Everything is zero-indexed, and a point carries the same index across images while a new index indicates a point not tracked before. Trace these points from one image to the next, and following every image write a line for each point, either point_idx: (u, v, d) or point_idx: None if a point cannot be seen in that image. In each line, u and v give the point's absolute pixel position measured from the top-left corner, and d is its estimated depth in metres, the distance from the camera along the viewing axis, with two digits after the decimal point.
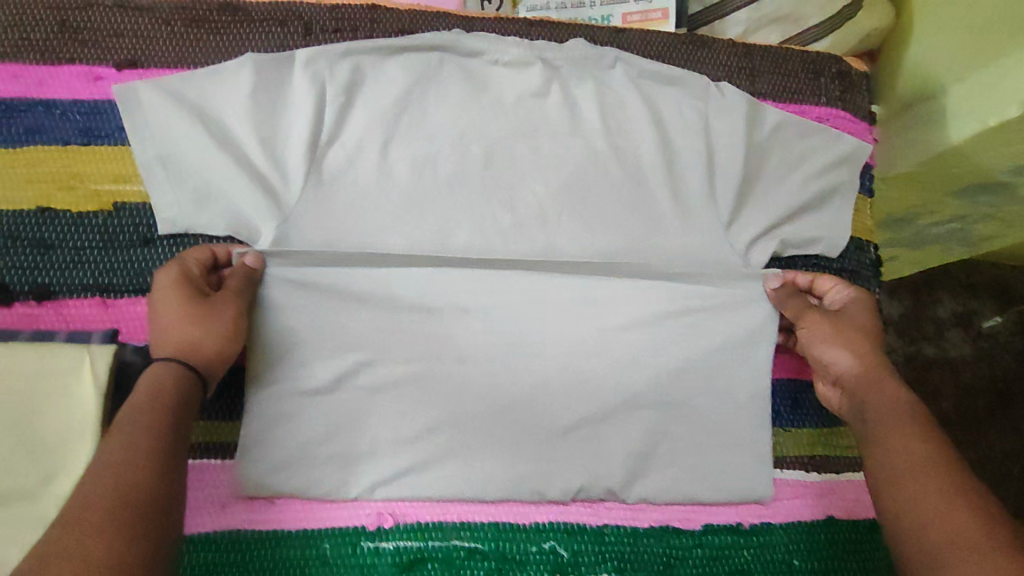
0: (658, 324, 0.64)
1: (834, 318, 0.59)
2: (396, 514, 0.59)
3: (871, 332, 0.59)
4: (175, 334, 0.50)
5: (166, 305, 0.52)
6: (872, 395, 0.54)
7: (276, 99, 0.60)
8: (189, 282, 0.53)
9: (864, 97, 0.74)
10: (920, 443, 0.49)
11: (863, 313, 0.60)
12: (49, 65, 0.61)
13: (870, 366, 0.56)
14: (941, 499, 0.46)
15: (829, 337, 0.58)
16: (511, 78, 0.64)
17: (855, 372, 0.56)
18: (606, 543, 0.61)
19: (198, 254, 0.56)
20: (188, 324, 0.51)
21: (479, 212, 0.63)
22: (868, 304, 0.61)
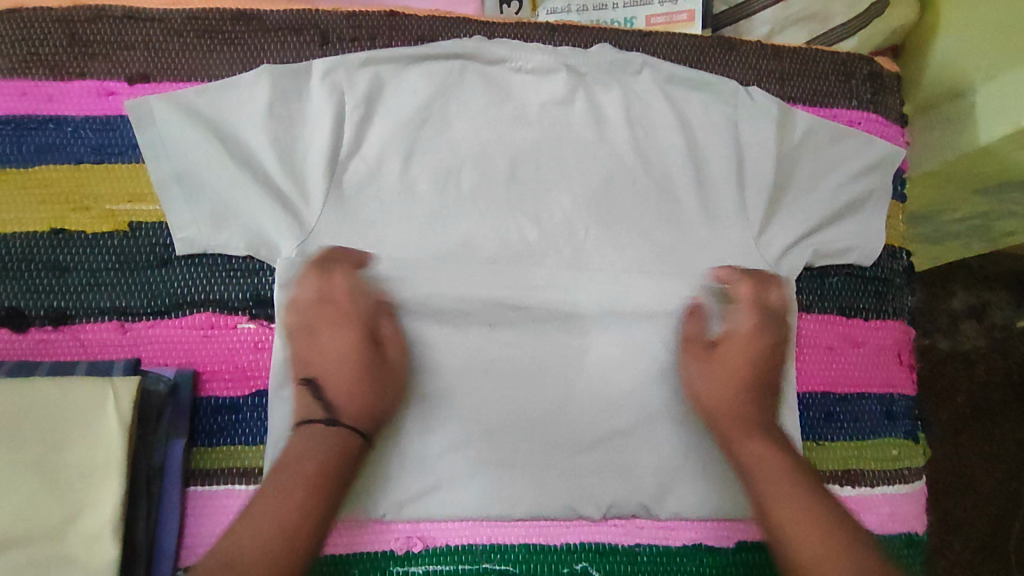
0: (691, 338, 0.61)
1: (710, 356, 0.60)
2: (425, 538, 0.57)
3: (740, 365, 0.59)
4: (359, 398, 0.54)
5: (345, 363, 0.55)
6: (742, 443, 0.56)
7: (294, 112, 0.58)
8: (360, 335, 0.56)
9: (896, 99, 0.72)
10: (790, 491, 0.52)
11: (741, 343, 0.60)
12: (59, 80, 0.59)
13: (740, 410, 0.58)
14: (810, 549, 0.48)
15: (703, 379, 0.59)
16: (534, 85, 0.63)
17: (727, 416, 0.58)
18: (638, 563, 0.59)
19: (353, 283, 0.57)
20: (370, 391, 0.55)
21: (504, 225, 0.60)
22: (751, 339, 0.60)
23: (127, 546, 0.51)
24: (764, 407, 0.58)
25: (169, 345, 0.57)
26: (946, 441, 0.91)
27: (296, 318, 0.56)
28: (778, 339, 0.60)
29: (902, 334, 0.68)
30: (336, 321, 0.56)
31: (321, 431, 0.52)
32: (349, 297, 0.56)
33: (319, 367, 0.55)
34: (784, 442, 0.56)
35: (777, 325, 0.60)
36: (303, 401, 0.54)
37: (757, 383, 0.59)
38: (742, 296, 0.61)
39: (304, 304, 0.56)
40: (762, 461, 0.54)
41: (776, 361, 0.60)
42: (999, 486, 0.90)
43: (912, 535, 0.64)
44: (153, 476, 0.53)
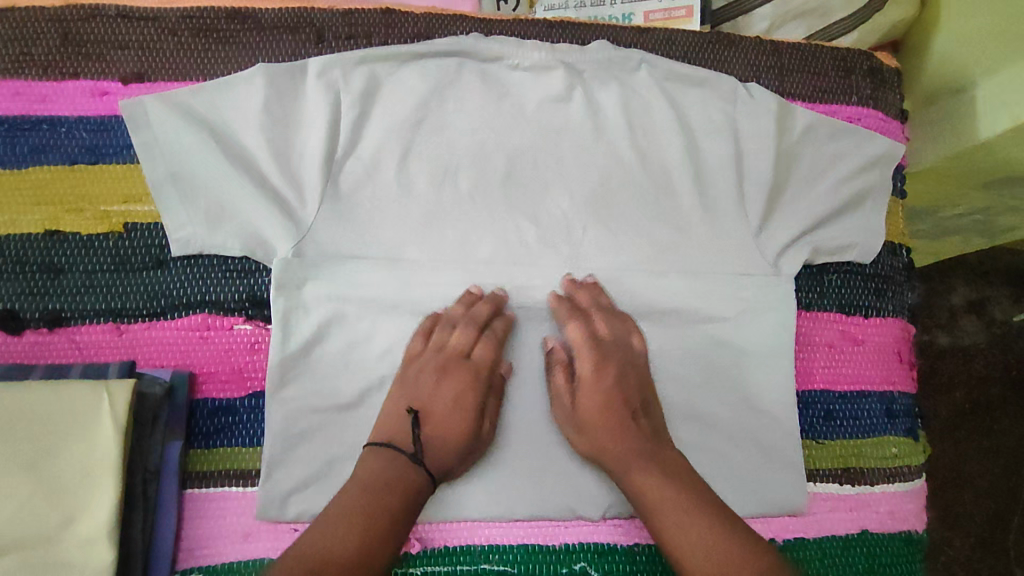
0: (557, 385, 0.58)
1: (573, 404, 0.57)
2: (424, 539, 0.57)
3: (607, 400, 0.56)
4: (447, 450, 0.54)
5: (457, 415, 0.55)
6: (629, 473, 0.53)
7: (290, 112, 0.58)
8: (484, 401, 0.57)
9: (896, 95, 0.71)
10: (682, 514, 0.50)
11: (595, 387, 0.56)
12: (53, 80, 0.59)
13: (623, 444, 0.54)
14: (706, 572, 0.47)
15: (575, 428, 0.56)
16: (532, 83, 0.62)
17: (611, 449, 0.54)
18: (637, 562, 0.59)
19: (494, 345, 0.58)
20: (461, 449, 0.55)
21: (502, 224, 0.60)
22: (592, 380, 0.56)
23: (124, 550, 0.51)
24: (642, 432, 0.55)
25: (165, 347, 0.57)
26: (946, 437, 0.91)
27: (421, 357, 0.57)
28: (627, 364, 0.57)
29: (903, 331, 0.68)
30: (469, 378, 0.56)
31: (407, 466, 0.52)
32: (491, 362, 0.57)
33: (430, 405, 0.55)
34: (668, 461, 0.54)
35: (614, 351, 0.57)
36: (399, 425, 0.54)
37: (623, 414, 0.55)
38: (576, 338, 0.57)
39: (432, 348, 0.57)
40: (653, 488, 0.52)
41: (635, 383, 0.57)
42: (999, 482, 0.90)
43: (912, 534, 0.64)
44: (149, 479, 0.53)
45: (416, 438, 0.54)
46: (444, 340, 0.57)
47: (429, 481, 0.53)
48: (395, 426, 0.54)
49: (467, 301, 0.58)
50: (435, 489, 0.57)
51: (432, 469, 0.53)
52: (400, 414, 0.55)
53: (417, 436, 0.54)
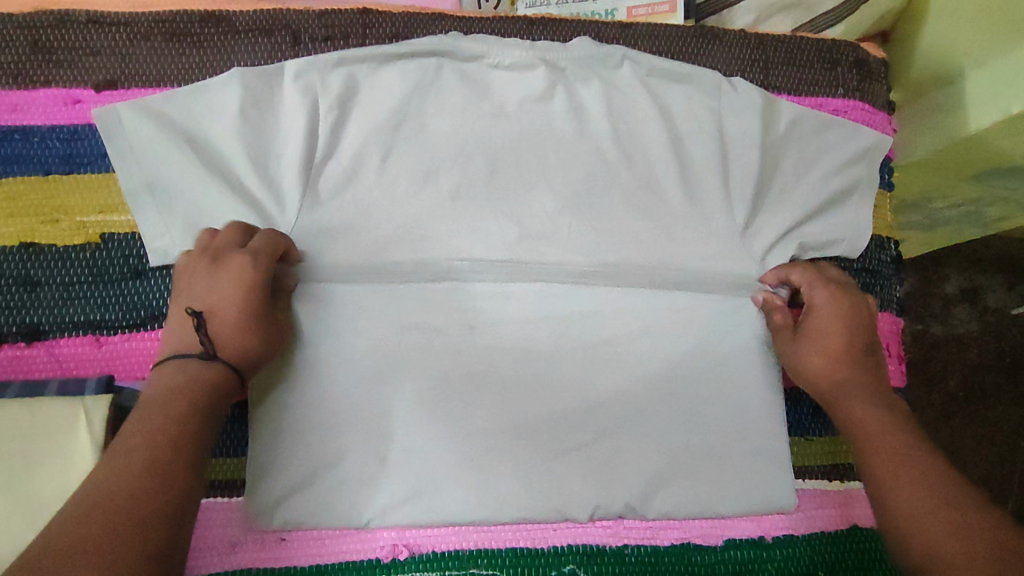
0: (781, 326, 0.59)
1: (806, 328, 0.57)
2: (411, 545, 0.57)
3: (850, 332, 0.56)
4: (240, 339, 0.49)
5: (235, 301, 0.49)
6: (848, 407, 0.53)
7: (267, 115, 0.57)
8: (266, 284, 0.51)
9: (882, 87, 0.70)
10: (898, 447, 0.49)
11: (836, 314, 0.57)
12: (24, 89, 0.58)
13: (846, 376, 0.55)
14: (919, 505, 0.46)
15: (798, 359, 0.57)
16: (511, 82, 0.61)
17: (844, 384, 0.54)
18: (626, 563, 0.59)
19: (268, 236, 0.52)
20: (256, 338, 0.49)
21: (485, 225, 0.60)
22: (833, 314, 0.57)
23: None
24: (865, 369, 0.55)
25: (142, 358, 0.56)
26: (941, 426, 0.91)
27: (185, 266, 0.51)
28: (863, 310, 0.58)
29: (892, 325, 0.68)
30: (237, 263, 0.50)
31: (198, 368, 0.47)
32: (264, 248, 0.51)
33: (208, 305, 0.48)
34: (893, 408, 0.53)
35: (854, 292, 0.58)
36: (186, 334, 0.48)
37: (855, 350, 0.56)
38: (798, 280, 0.59)
39: (198, 251, 0.51)
40: (866, 423, 0.52)
41: (865, 325, 0.57)
42: (992, 469, 0.90)
43: None
44: None
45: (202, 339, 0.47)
46: (201, 243, 0.51)
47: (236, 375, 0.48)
48: (183, 338, 0.48)
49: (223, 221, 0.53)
50: (415, 493, 0.56)
51: (236, 357, 0.48)
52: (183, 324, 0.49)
53: (201, 336, 0.48)
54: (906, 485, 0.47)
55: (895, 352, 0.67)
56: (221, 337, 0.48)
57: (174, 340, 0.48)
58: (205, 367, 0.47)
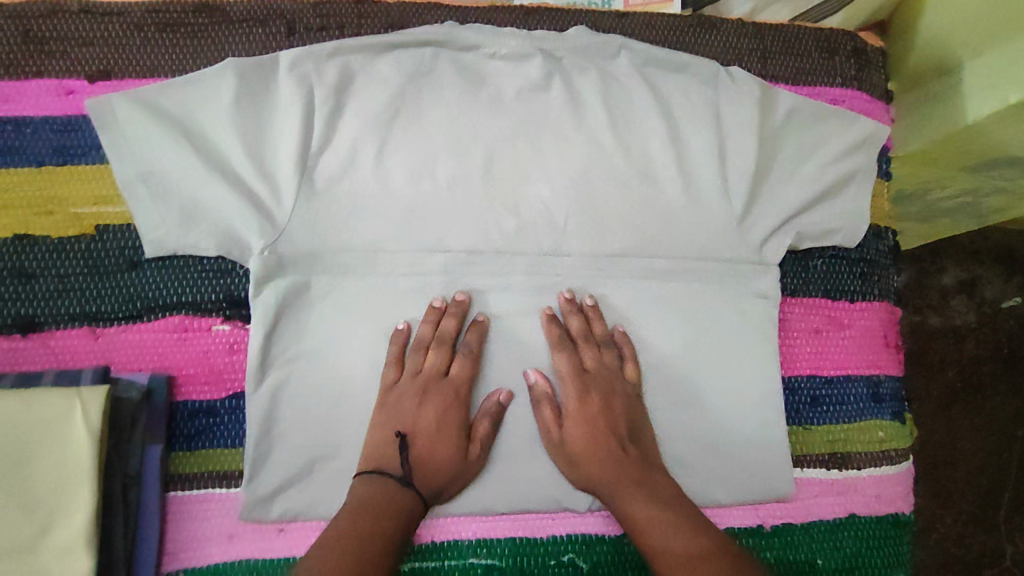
0: (545, 420, 0.57)
1: (562, 437, 0.56)
2: (411, 536, 0.57)
3: (597, 434, 0.56)
4: (434, 472, 0.55)
5: (441, 437, 0.55)
6: (625, 503, 0.54)
7: (262, 107, 0.56)
8: (462, 424, 0.56)
9: (880, 76, 0.70)
10: (670, 543, 0.50)
11: (581, 419, 0.56)
12: (16, 80, 0.57)
13: (617, 473, 0.55)
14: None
15: (567, 461, 0.56)
16: (508, 72, 0.61)
17: (609, 481, 0.55)
18: (625, 552, 0.59)
19: (471, 359, 0.57)
20: (450, 472, 0.55)
21: (482, 216, 0.59)
22: (593, 413, 0.56)
23: (105, 556, 0.51)
24: (632, 459, 0.55)
25: (142, 350, 0.56)
26: (938, 416, 0.91)
27: (395, 384, 0.56)
28: (617, 396, 0.58)
29: (890, 315, 0.68)
30: (446, 398, 0.56)
31: (394, 491, 0.53)
32: (466, 378, 0.57)
33: (410, 429, 0.55)
34: (665, 495, 0.54)
35: (601, 383, 0.57)
36: (385, 451, 0.54)
37: (613, 444, 0.56)
38: (561, 367, 0.58)
39: (407, 371, 0.56)
40: (644, 521, 0.52)
41: (630, 417, 0.57)
42: (989, 459, 0.91)
43: (900, 515, 0.64)
44: (129, 484, 0.53)
45: (402, 461, 0.54)
46: (416, 363, 0.57)
47: (420, 500, 0.54)
48: (381, 452, 0.54)
49: (434, 318, 0.57)
50: None
51: (423, 490, 0.54)
52: (387, 440, 0.55)
53: (404, 460, 0.54)
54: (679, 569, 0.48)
55: (894, 341, 0.67)
56: (416, 470, 0.54)
57: (371, 454, 0.54)
58: (402, 491, 0.53)
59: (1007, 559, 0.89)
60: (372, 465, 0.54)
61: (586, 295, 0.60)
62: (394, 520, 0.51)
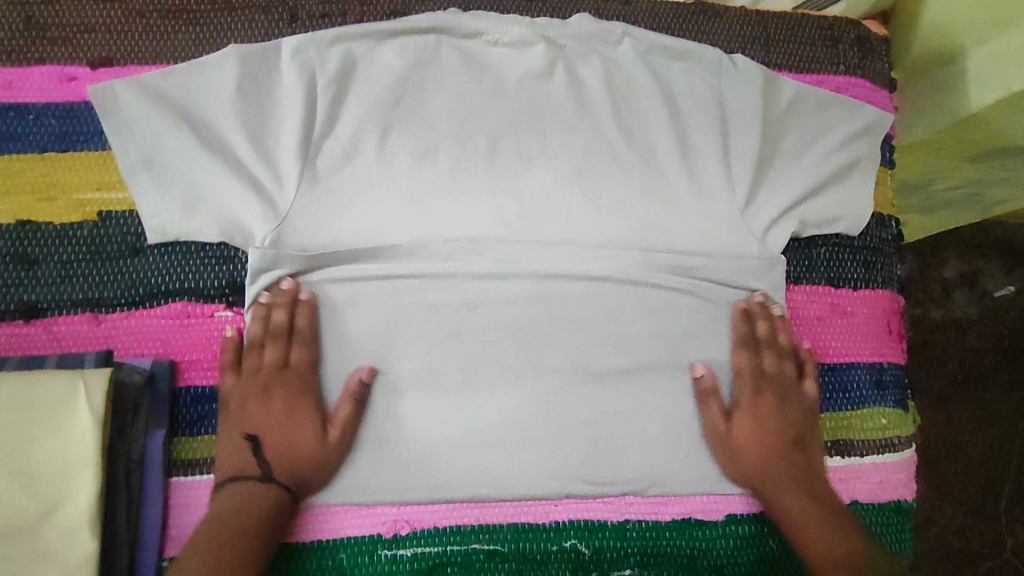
0: (711, 418, 0.59)
1: (728, 432, 0.59)
2: (413, 521, 0.57)
3: (766, 432, 0.59)
4: (297, 463, 0.55)
5: (294, 426, 0.55)
6: (779, 496, 0.58)
7: (264, 93, 0.56)
8: (314, 408, 0.56)
9: (883, 63, 0.70)
10: (818, 532, 0.54)
11: (750, 416, 0.59)
12: (18, 66, 0.57)
13: (776, 465, 0.59)
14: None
15: (728, 456, 0.59)
16: (510, 59, 0.61)
17: (765, 473, 0.58)
18: (628, 538, 0.59)
19: (310, 343, 0.56)
20: (313, 458, 0.55)
21: (484, 203, 0.59)
22: (768, 412, 0.60)
23: (109, 538, 0.51)
24: (795, 460, 0.59)
25: (145, 336, 0.56)
26: (939, 408, 0.91)
27: (236, 385, 0.55)
28: (793, 398, 0.61)
29: (893, 303, 0.67)
30: (292, 388, 0.56)
31: (256, 491, 0.53)
32: (310, 363, 0.56)
33: (261, 428, 0.55)
34: (821, 492, 0.58)
35: (780, 384, 0.60)
36: (240, 454, 0.54)
37: (779, 440, 0.59)
38: (740, 365, 0.60)
39: (248, 370, 0.56)
40: (804, 513, 0.56)
41: (796, 418, 0.60)
42: (990, 451, 0.90)
43: (902, 503, 0.64)
44: (133, 468, 0.53)
45: (258, 461, 0.54)
46: (254, 361, 0.56)
47: (285, 492, 0.54)
48: (236, 456, 0.54)
49: (262, 312, 0.56)
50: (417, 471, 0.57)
51: (285, 480, 0.54)
52: (239, 443, 0.55)
53: (259, 459, 0.54)
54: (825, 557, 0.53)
55: (897, 330, 0.67)
56: (274, 464, 0.54)
57: (231, 458, 0.54)
58: (263, 487, 0.53)
59: (1008, 552, 0.89)
60: (232, 470, 0.54)
61: (775, 303, 0.62)
62: (258, 517, 0.52)
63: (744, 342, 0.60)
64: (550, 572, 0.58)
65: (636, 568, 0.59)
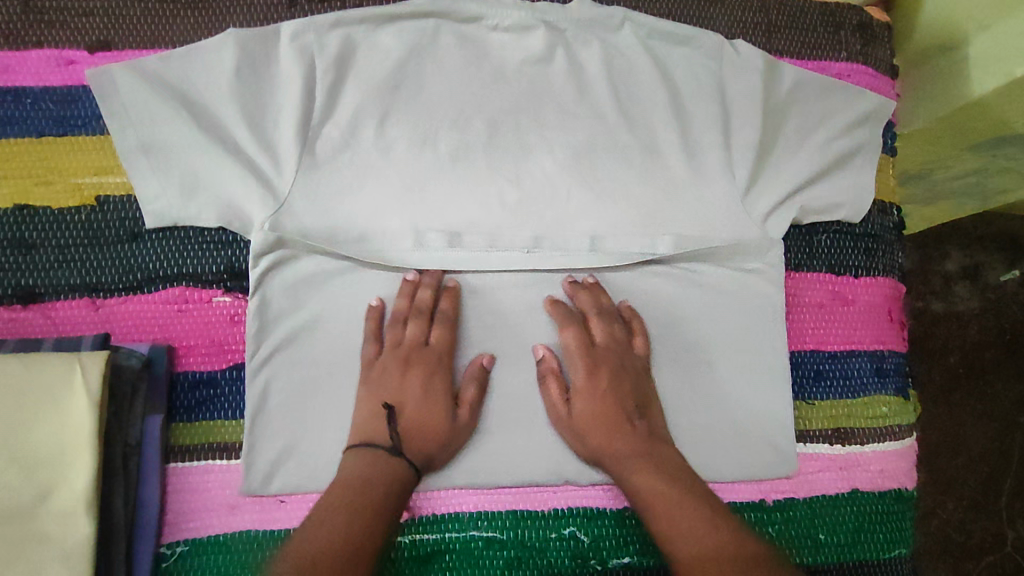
0: (555, 399, 0.56)
1: (570, 413, 0.56)
2: (411, 508, 0.57)
3: (607, 408, 0.55)
4: (426, 440, 0.54)
5: (429, 403, 0.54)
6: (630, 471, 0.53)
7: (263, 77, 0.56)
8: (447, 389, 0.55)
9: (886, 51, 0.69)
10: (675, 510, 0.49)
11: (590, 393, 0.56)
12: (15, 50, 0.57)
13: (619, 444, 0.54)
14: (700, 556, 0.46)
15: (576, 438, 0.56)
16: (511, 44, 0.60)
17: (612, 453, 0.54)
18: (627, 526, 0.59)
19: (449, 327, 0.57)
20: (439, 436, 0.54)
21: (484, 189, 0.59)
22: (596, 389, 0.56)
23: (104, 522, 0.51)
24: (640, 435, 0.55)
25: (143, 321, 0.56)
26: (941, 401, 0.91)
27: (377, 359, 0.55)
28: (629, 367, 0.57)
29: (895, 292, 0.67)
30: (426, 365, 0.55)
31: (390, 462, 0.52)
32: (447, 345, 0.56)
33: (398, 401, 0.54)
34: (667, 462, 0.53)
35: (615, 358, 0.57)
36: (374, 424, 0.53)
37: (622, 419, 0.55)
38: (571, 345, 0.57)
39: (388, 345, 0.56)
40: (653, 488, 0.51)
41: (637, 394, 0.56)
42: (991, 444, 0.90)
43: (902, 491, 0.64)
44: (130, 453, 0.53)
45: (393, 432, 0.53)
46: (397, 336, 0.56)
47: (415, 469, 0.53)
48: (372, 427, 0.53)
49: (408, 289, 0.57)
50: None
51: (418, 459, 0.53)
52: (373, 414, 0.54)
53: (393, 430, 0.53)
54: (681, 536, 0.48)
55: (898, 319, 0.67)
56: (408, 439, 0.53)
57: (364, 427, 0.53)
58: (393, 459, 0.52)
59: (1008, 545, 0.89)
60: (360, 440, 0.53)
61: (590, 276, 0.60)
62: (389, 487, 0.50)
63: (563, 318, 0.58)
64: (549, 560, 0.58)
65: (635, 556, 0.59)
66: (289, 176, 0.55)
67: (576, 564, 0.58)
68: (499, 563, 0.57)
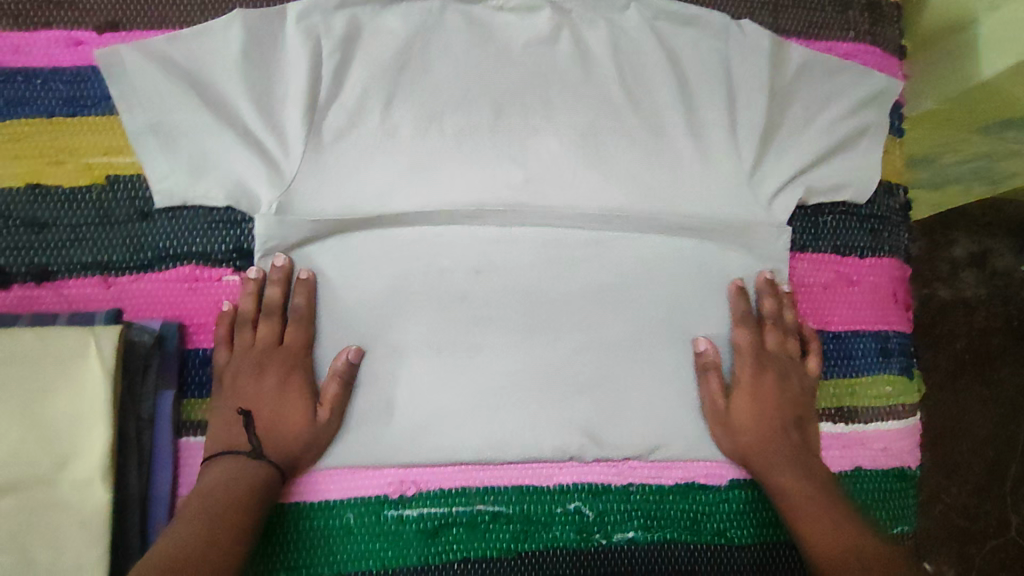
0: (712, 390, 0.59)
1: (726, 407, 0.59)
2: (417, 482, 0.58)
3: (762, 410, 0.59)
4: (285, 438, 0.55)
5: (285, 405, 0.55)
6: (774, 472, 0.57)
7: (270, 58, 0.56)
8: (306, 387, 0.56)
9: (895, 30, 0.69)
10: (822, 512, 0.54)
11: (749, 395, 0.59)
12: (25, 30, 0.58)
13: (772, 445, 0.58)
14: (839, 550, 0.51)
15: (726, 432, 0.59)
16: (517, 24, 0.60)
17: (759, 452, 0.58)
18: (632, 501, 0.60)
19: (303, 324, 0.57)
20: (301, 436, 0.55)
21: (490, 170, 0.59)
22: (793, 387, 0.60)
23: (119, 492, 0.52)
24: (795, 441, 0.59)
25: (153, 298, 0.57)
26: (947, 387, 0.91)
27: (230, 363, 0.56)
28: (792, 377, 0.61)
29: (900, 272, 0.67)
30: (280, 367, 0.56)
31: (246, 465, 0.53)
32: (302, 343, 0.57)
33: (255, 404, 0.55)
34: (816, 469, 0.58)
35: (789, 369, 0.61)
36: (233, 431, 0.54)
37: (778, 422, 0.59)
38: (743, 343, 0.60)
39: (240, 349, 0.56)
40: (797, 486, 0.56)
41: (796, 401, 0.60)
42: (997, 430, 0.90)
43: (906, 470, 0.65)
44: (143, 427, 0.54)
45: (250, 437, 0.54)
46: (245, 340, 0.56)
47: (276, 469, 0.54)
48: (230, 434, 0.54)
49: (254, 289, 0.57)
50: (423, 434, 0.57)
51: (278, 458, 0.54)
52: (231, 421, 0.55)
53: (251, 435, 0.54)
54: (824, 536, 0.52)
55: (903, 300, 0.67)
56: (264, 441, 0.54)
57: (223, 436, 0.55)
58: (251, 462, 0.53)
59: (1012, 530, 0.89)
60: (220, 447, 0.54)
61: (784, 282, 0.62)
62: (250, 489, 0.52)
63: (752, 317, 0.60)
64: (553, 534, 0.59)
65: (639, 531, 0.60)
66: (298, 154, 0.56)
67: (580, 538, 0.59)
68: (505, 537, 0.58)
